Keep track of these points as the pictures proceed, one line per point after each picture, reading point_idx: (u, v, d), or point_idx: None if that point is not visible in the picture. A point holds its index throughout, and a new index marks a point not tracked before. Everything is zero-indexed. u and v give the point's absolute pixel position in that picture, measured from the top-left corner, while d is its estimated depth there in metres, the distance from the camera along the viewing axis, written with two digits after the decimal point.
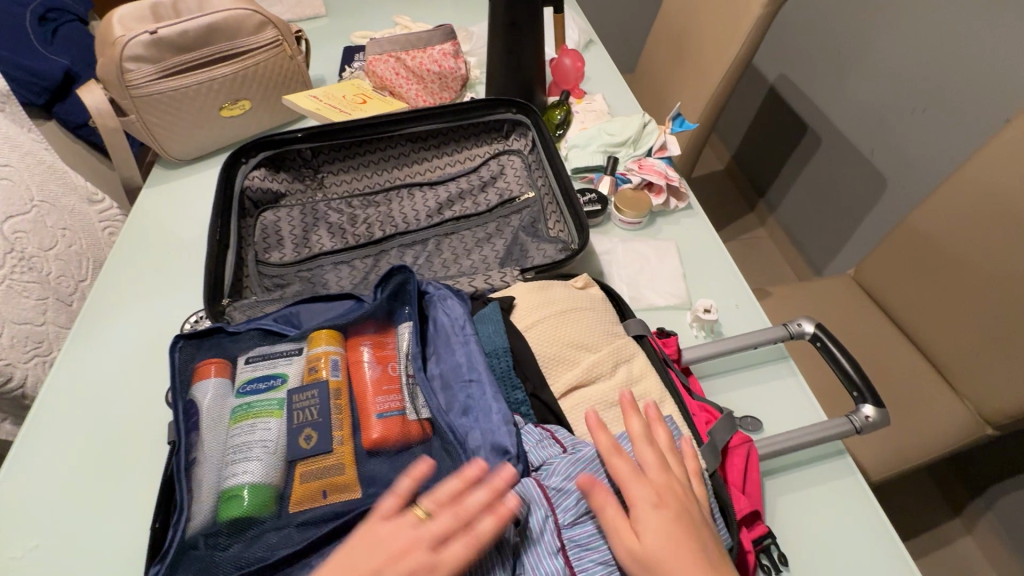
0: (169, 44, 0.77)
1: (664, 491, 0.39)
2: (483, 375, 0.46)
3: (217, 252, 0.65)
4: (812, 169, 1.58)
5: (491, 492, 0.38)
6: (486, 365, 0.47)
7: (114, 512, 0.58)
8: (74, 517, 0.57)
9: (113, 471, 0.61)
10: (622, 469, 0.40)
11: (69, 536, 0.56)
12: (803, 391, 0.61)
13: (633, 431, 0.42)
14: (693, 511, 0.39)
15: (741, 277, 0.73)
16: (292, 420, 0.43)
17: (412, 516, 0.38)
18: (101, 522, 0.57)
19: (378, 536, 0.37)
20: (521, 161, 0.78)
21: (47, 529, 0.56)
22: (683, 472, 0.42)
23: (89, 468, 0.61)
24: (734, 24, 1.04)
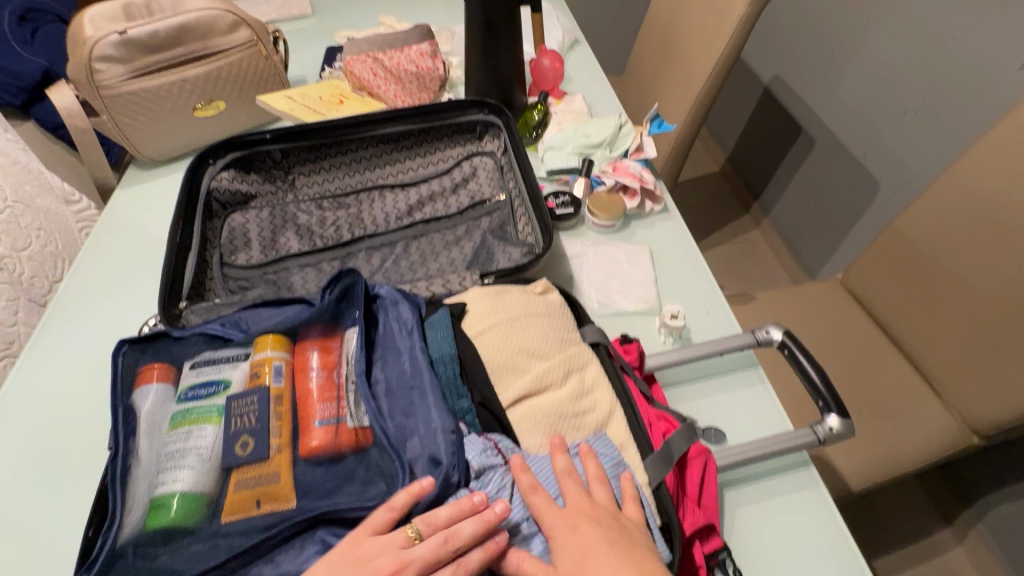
0: (139, 44, 0.77)
1: (577, 519, 0.42)
2: (427, 382, 0.46)
3: (176, 254, 0.64)
4: (805, 171, 1.56)
5: (482, 524, 0.40)
6: (431, 373, 0.47)
7: (69, 516, 0.58)
8: (29, 520, 0.57)
9: (71, 475, 0.60)
10: (544, 508, 0.42)
11: (23, 539, 0.56)
12: (770, 400, 0.60)
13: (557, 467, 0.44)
14: (617, 538, 0.41)
15: (713, 282, 0.71)
16: (229, 426, 0.43)
17: (402, 535, 0.40)
18: (55, 527, 0.57)
19: (365, 552, 0.39)
20: (492, 163, 0.78)
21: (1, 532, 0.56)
22: (610, 501, 0.43)
23: (48, 471, 0.60)
24: (718, 24, 1.02)
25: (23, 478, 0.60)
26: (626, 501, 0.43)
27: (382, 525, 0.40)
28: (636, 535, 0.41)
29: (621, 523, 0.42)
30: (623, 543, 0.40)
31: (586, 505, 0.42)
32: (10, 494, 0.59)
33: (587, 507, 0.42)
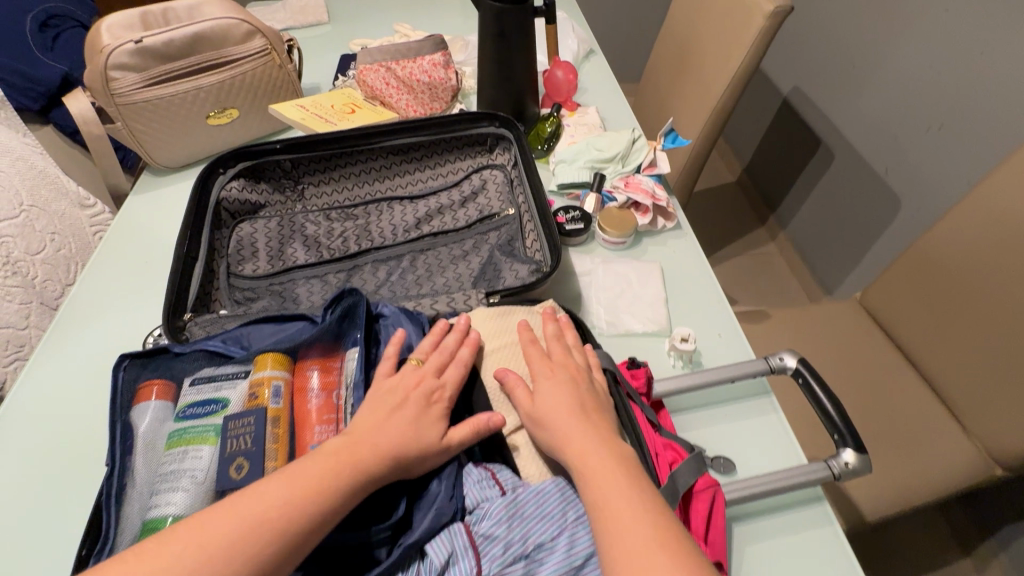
0: (154, 52, 0.77)
1: (558, 369, 0.49)
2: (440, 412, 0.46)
3: (182, 264, 0.64)
4: (824, 185, 1.53)
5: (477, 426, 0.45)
6: None
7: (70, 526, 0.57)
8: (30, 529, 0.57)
9: (73, 484, 0.60)
10: (536, 358, 0.50)
11: (22, 549, 0.55)
12: (783, 430, 0.58)
13: (548, 332, 0.52)
14: (586, 388, 0.48)
15: (726, 302, 0.69)
16: (224, 449, 0.42)
17: (410, 364, 0.48)
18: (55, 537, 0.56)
19: (388, 386, 0.46)
20: (502, 177, 0.77)
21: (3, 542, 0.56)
22: (584, 362, 0.50)
23: (52, 478, 0.60)
24: (736, 36, 1.00)
25: (25, 485, 0.60)
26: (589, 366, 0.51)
27: (386, 364, 0.48)
28: (601, 390, 0.49)
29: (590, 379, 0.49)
30: (589, 392, 0.48)
31: (568, 360, 0.50)
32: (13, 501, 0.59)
33: (568, 361, 0.50)
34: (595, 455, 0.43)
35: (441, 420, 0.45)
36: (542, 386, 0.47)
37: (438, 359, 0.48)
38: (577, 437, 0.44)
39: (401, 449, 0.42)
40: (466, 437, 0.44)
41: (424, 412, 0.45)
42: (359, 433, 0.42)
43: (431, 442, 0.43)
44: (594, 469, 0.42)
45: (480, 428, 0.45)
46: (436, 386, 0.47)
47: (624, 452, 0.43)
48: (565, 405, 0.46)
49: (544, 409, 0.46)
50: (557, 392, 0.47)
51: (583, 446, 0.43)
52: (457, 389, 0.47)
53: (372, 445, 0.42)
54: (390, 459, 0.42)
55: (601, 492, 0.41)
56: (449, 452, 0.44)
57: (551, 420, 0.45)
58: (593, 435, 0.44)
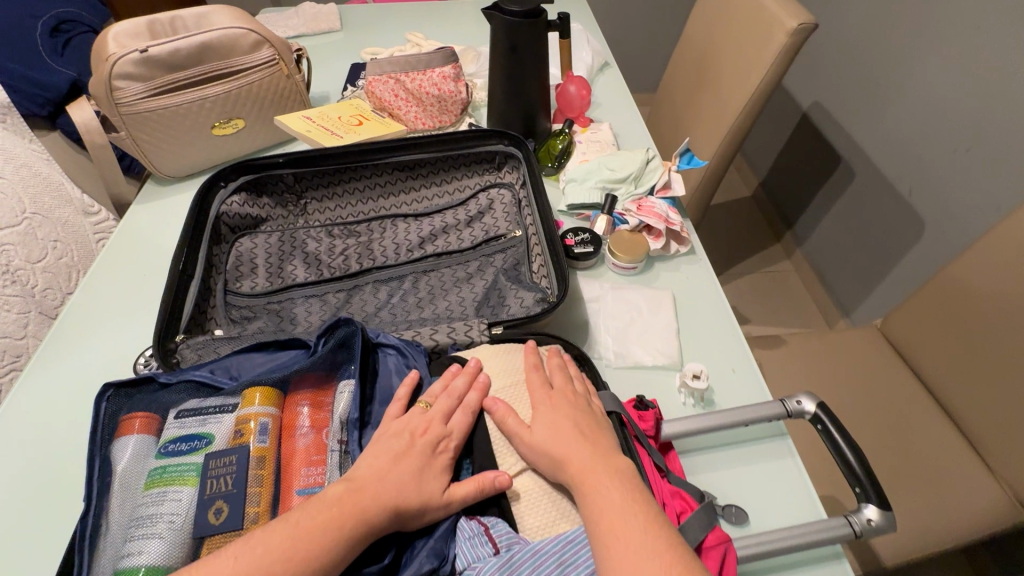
0: (160, 62, 0.76)
1: (559, 397, 0.47)
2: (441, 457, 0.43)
3: (178, 282, 0.62)
4: (844, 203, 1.49)
5: (483, 483, 0.41)
6: None
7: (40, 551, 0.53)
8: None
9: (47, 505, 0.56)
10: (535, 382, 0.49)
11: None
12: (801, 479, 0.54)
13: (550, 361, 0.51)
14: (586, 417, 0.46)
15: (741, 335, 0.66)
16: (203, 490, 0.40)
17: (418, 408, 0.45)
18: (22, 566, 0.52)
19: (394, 429, 0.44)
20: (510, 196, 0.74)
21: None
22: (584, 387, 0.49)
23: (24, 501, 0.56)
24: (756, 52, 0.97)
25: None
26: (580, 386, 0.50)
27: (395, 406, 0.46)
28: (597, 411, 0.48)
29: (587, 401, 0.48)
30: (587, 413, 0.46)
31: (568, 387, 0.48)
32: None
33: (564, 383, 0.48)
34: (597, 478, 0.42)
35: (445, 471, 0.43)
36: (541, 410, 0.46)
37: (446, 403, 0.46)
38: (579, 462, 0.42)
39: (403, 499, 0.40)
40: (471, 492, 0.41)
41: (429, 460, 0.43)
42: (362, 483, 0.40)
43: (435, 493, 0.41)
44: (598, 493, 0.41)
45: (486, 487, 0.42)
46: (443, 433, 0.45)
47: (626, 474, 0.42)
48: (564, 429, 0.44)
49: (544, 439, 0.44)
50: (556, 416, 0.45)
51: (586, 471, 0.42)
52: (464, 437, 0.45)
53: (374, 495, 0.40)
54: (391, 509, 0.39)
55: (605, 516, 0.40)
56: (452, 505, 0.41)
57: (551, 450, 0.43)
58: (595, 459, 0.43)
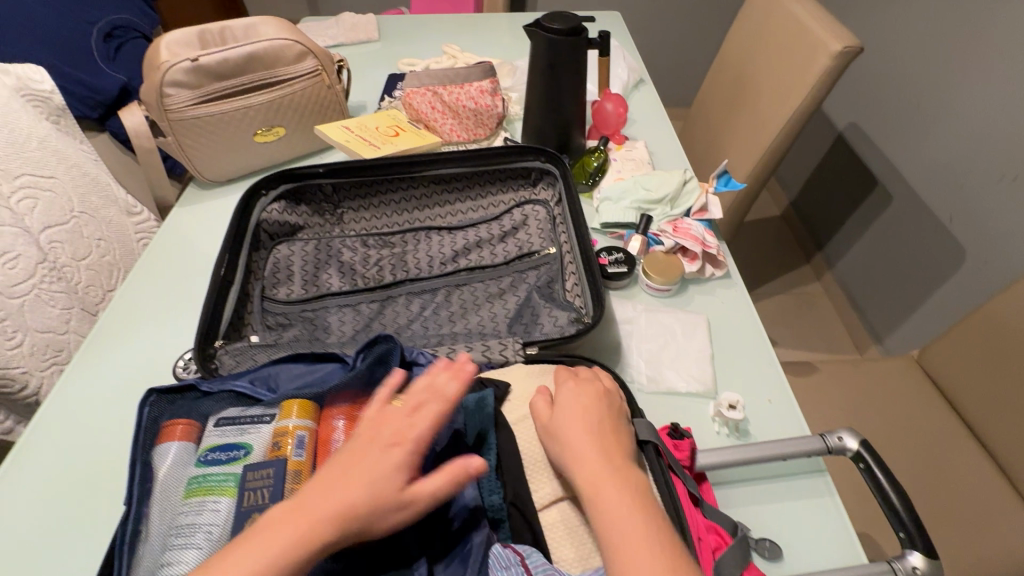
0: (209, 71, 0.78)
1: (585, 386, 0.46)
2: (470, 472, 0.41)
3: (219, 288, 0.63)
4: (879, 227, 1.45)
5: (449, 478, 0.36)
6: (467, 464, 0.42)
7: (73, 548, 0.54)
8: (29, 544, 0.54)
9: (81, 501, 0.57)
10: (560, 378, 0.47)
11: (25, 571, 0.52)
12: (840, 518, 0.52)
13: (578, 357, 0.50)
14: (609, 406, 0.45)
15: (778, 364, 0.65)
16: (240, 502, 0.40)
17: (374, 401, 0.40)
18: (57, 560, 0.53)
19: (362, 431, 0.38)
20: (544, 214, 0.74)
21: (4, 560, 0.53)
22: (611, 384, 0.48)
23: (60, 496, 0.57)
24: (797, 74, 0.96)
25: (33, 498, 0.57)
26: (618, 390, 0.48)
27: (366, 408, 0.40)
28: (620, 413, 0.45)
29: (612, 402, 0.45)
30: (607, 415, 0.44)
31: (596, 378, 0.47)
32: (23, 513, 0.56)
33: (593, 380, 0.47)
34: (610, 488, 0.39)
35: (406, 467, 0.36)
36: (560, 408, 0.44)
37: (418, 397, 0.40)
38: (592, 440, 0.42)
39: (352, 508, 0.34)
40: (440, 490, 0.36)
41: (386, 458, 0.37)
42: (304, 500, 0.35)
43: (395, 494, 0.35)
44: (608, 503, 0.38)
45: (456, 475, 0.36)
46: (406, 426, 0.38)
47: (641, 488, 0.39)
48: (583, 431, 0.42)
49: (562, 416, 0.43)
50: (576, 415, 0.43)
51: (601, 477, 0.39)
52: (433, 427, 0.39)
53: (318, 512, 0.34)
54: (338, 523, 0.34)
55: (614, 528, 0.37)
56: (417, 505, 0.36)
57: (565, 427, 0.42)
58: (609, 461, 0.40)
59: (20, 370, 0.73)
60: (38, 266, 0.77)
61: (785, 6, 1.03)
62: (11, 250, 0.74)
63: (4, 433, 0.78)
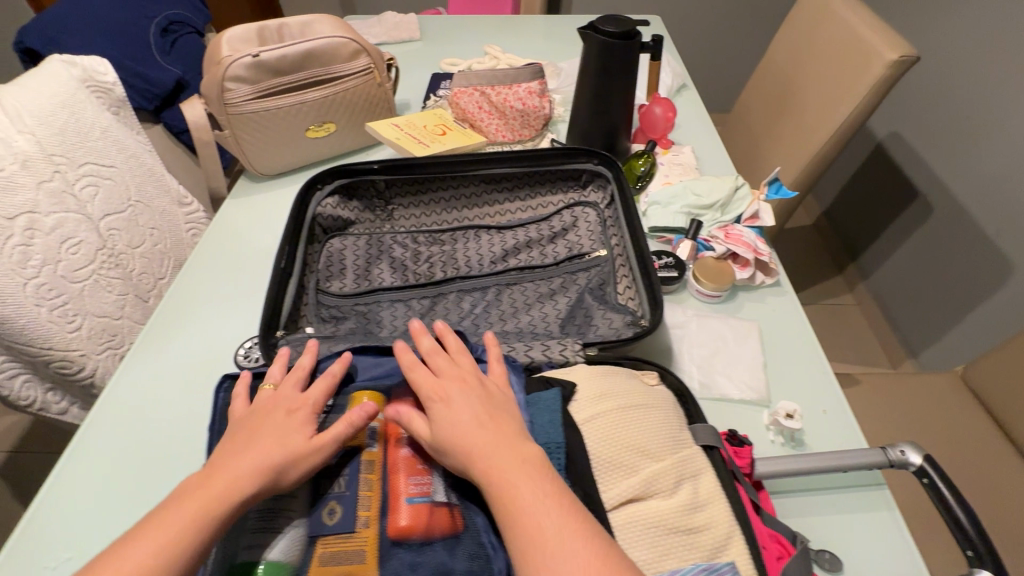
0: (268, 67, 0.80)
1: (448, 387, 0.44)
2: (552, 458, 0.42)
3: (280, 280, 0.64)
4: (919, 239, 1.42)
5: (348, 425, 0.43)
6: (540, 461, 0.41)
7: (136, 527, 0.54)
8: (95, 521, 0.54)
9: (143, 481, 0.57)
10: (421, 379, 0.45)
11: (93, 547, 0.53)
12: (900, 533, 0.51)
13: (424, 346, 0.47)
14: (478, 396, 0.44)
15: (832, 374, 0.64)
16: (320, 491, 0.42)
17: (266, 390, 0.47)
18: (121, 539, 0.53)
19: (261, 411, 0.45)
20: (595, 216, 0.74)
21: (72, 536, 0.53)
22: (471, 365, 0.47)
23: (125, 475, 0.58)
24: (848, 81, 0.94)
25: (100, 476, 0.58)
26: (492, 365, 0.48)
27: (240, 401, 0.48)
28: (497, 395, 0.45)
29: (486, 383, 0.45)
30: (485, 411, 0.43)
31: (457, 370, 0.46)
32: (90, 490, 0.57)
33: (457, 375, 0.45)
34: (512, 480, 0.39)
35: (307, 424, 0.44)
36: (436, 410, 0.43)
37: (298, 377, 0.48)
38: (476, 448, 0.40)
39: (264, 461, 0.41)
40: (337, 434, 0.43)
41: (288, 421, 0.44)
42: (218, 468, 0.41)
43: (299, 445, 0.42)
44: (508, 491, 0.38)
45: (355, 421, 0.43)
46: (299, 399, 0.46)
47: (534, 460, 0.40)
48: (467, 426, 0.41)
49: (442, 433, 0.42)
50: (456, 412, 0.42)
51: (495, 470, 0.39)
52: (324, 397, 0.46)
53: (232, 470, 0.40)
54: (253, 474, 0.40)
55: (518, 514, 0.38)
56: (320, 451, 0.42)
57: (449, 442, 0.41)
58: (506, 462, 0.40)
59: (79, 352, 0.75)
60: (98, 253, 0.80)
61: (836, 13, 1.01)
62: (74, 235, 0.77)
63: (60, 413, 0.80)
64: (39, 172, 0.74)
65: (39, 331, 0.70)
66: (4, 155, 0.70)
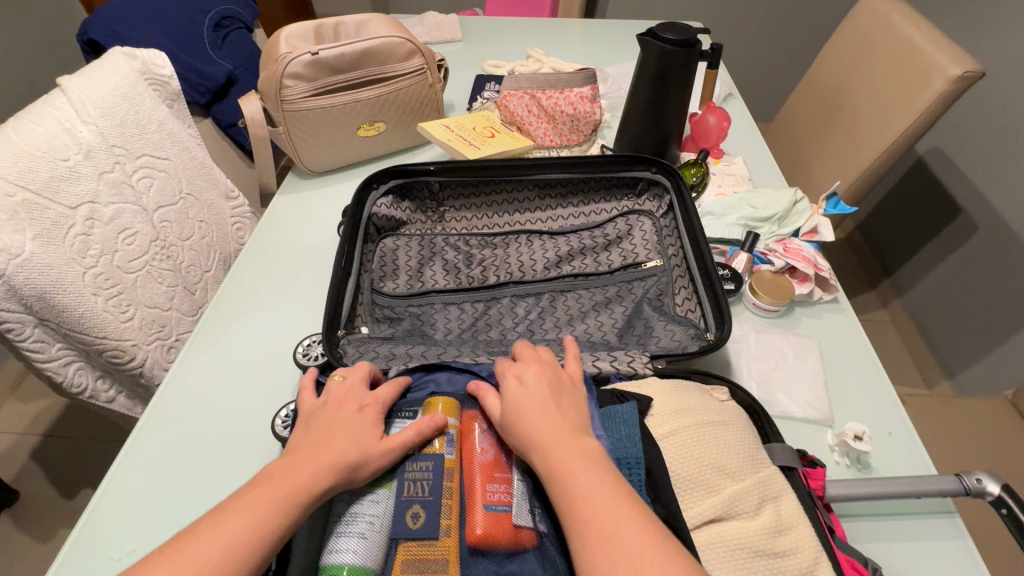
0: (326, 65, 0.80)
1: (525, 373, 0.46)
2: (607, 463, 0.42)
3: (339, 279, 0.64)
4: (961, 257, 1.39)
5: (417, 433, 0.43)
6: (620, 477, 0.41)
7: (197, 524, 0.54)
8: (157, 517, 0.54)
9: (205, 476, 0.57)
10: (503, 365, 0.47)
11: (155, 543, 0.53)
12: (975, 563, 0.50)
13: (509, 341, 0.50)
14: (552, 382, 0.45)
15: (896, 396, 0.62)
16: (402, 493, 0.41)
17: (334, 380, 0.48)
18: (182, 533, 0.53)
19: (327, 405, 0.46)
20: (651, 225, 0.73)
21: (136, 529, 0.53)
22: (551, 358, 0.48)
23: (186, 469, 0.58)
24: (906, 95, 0.92)
25: (161, 470, 0.58)
26: (567, 361, 0.49)
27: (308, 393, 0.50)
28: (569, 385, 0.45)
29: (561, 376, 0.46)
30: (555, 396, 0.44)
31: (536, 360, 0.47)
32: (151, 485, 0.57)
33: (535, 362, 0.47)
34: (574, 471, 0.38)
35: (377, 424, 0.44)
36: (510, 389, 0.44)
37: (367, 375, 0.49)
38: (544, 430, 0.41)
39: (338, 455, 0.41)
40: (408, 440, 0.43)
41: (360, 416, 0.44)
42: (295, 459, 0.41)
43: (371, 443, 0.42)
44: (564, 475, 0.38)
45: (424, 429, 0.43)
46: (369, 396, 0.46)
47: (593, 452, 0.40)
48: (536, 405, 0.43)
49: (513, 412, 0.43)
50: (527, 394, 0.44)
51: (552, 454, 0.40)
52: (391, 399, 0.47)
53: (308, 461, 0.40)
54: (329, 468, 0.40)
55: (573, 496, 0.37)
56: (391, 453, 0.42)
57: (519, 419, 0.42)
58: (567, 448, 0.40)
59: (131, 342, 0.75)
60: (151, 245, 0.80)
61: (894, 25, 0.99)
62: (130, 226, 0.77)
63: (108, 403, 0.79)
64: (101, 163, 0.75)
65: (96, 320, 0.70)
66: (69, 145, 0.72)
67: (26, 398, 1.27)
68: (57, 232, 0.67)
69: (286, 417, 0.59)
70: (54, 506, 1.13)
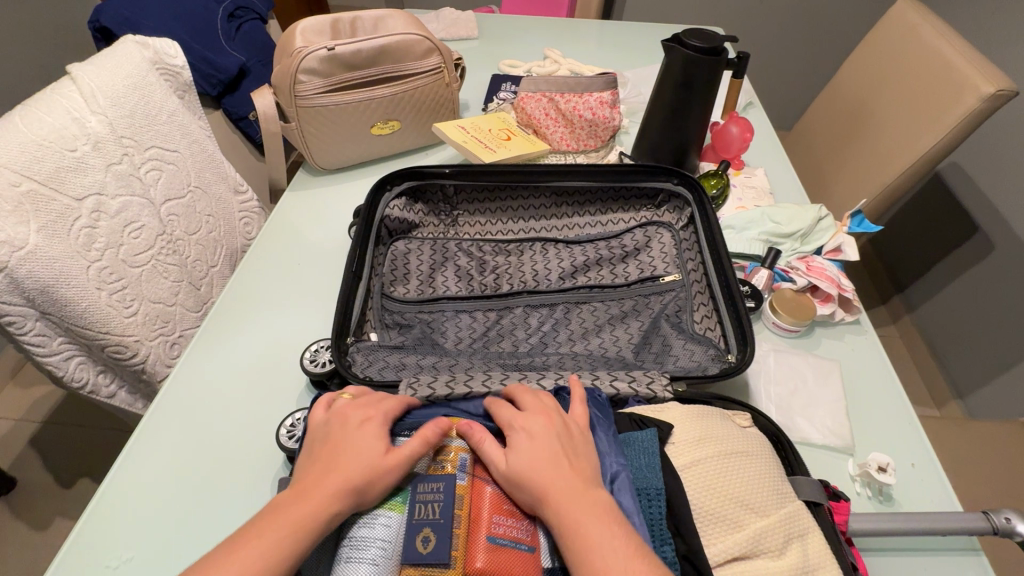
0: (342, 60, 0.78)
1: (532, 425, 0.43)
2: (624, 496, 0.40)
3: (349, 283, 0.63)
4: (975, 276, 1.37)
5: (423, 443, 0.41)
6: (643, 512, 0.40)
7: (196, 534, 0.52)
8: (154, 526, 0.53)
9: (209, 482, 0.56)
10: (507, 411, 0.45)
11: (155, 550, 0.51)
12: None
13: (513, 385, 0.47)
14: (559, 433, 0.42)
15: (919, 424, 0.60)
16: (412, 515, 0.39)
17: (339, 400, 0.47)
18: (181, 540, 0.52)
19: (331, 427, 0.44)
20: (671, 237, 0.71)
21: (135, 534, 0.52)
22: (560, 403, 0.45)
23: (185, 475, 0.56)
24: (934, 111, 0.90)
25: (159, 476, 0.56)
26: (575, 404, 0.46)
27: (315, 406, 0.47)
28: (579, 435, 0.43)
29: (570, 423, 0.43)
30: (563, 448, 0.41)
31: (542, 406, 0.44)
32: (152, 490, 0.55)
33: (542, 410, 0.44)
34: (587, 534, 0.37)
35: (382, 437, 0.42)
36: (514, 440, 0.42)
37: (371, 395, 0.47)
38: (557, 487, 0.39)
39: (346, 483, 0.39)
40: (413, 451, 0.41)
41: (364, 432, 0.43)
42: (307, 486, 0.40)
43: (377, 462, 0.41)
44: (576, 534, 0.37)
45: (430, 438, 0.42)
46: (370, 409, 0.45)
47: (604, 506, 0.38)
48: (543, 460, 0.40)
49: (517, 469, 0.40)
50: (532, 446, 0.41)
51: (563, 506, 0.38)
52: (394, 413, 0.46)
53: (320, 489, 0.39)
54: (338, 494, 0.39)
55: (584, 549, 0.36)
56: (398, 467, 0.40)
57: (524, 479, 0.40)
58: (578, 508, 0.38)
59: (133, 338, 0.73)
60: (157, 239, 0.79)
61: (922, 38, 0.96)
62: (137, 220, 0.76)
63: (108, 398, 0.77)
64: (109, 155, 0.73)
65: (100, 315, 0.69)
66: (77, 135, 0.70)
67: (26, 384, 1.26)
68: (62, 225, 0.66)
69: (291, 427, 0.57)
70: (50, 496, 1.12)
